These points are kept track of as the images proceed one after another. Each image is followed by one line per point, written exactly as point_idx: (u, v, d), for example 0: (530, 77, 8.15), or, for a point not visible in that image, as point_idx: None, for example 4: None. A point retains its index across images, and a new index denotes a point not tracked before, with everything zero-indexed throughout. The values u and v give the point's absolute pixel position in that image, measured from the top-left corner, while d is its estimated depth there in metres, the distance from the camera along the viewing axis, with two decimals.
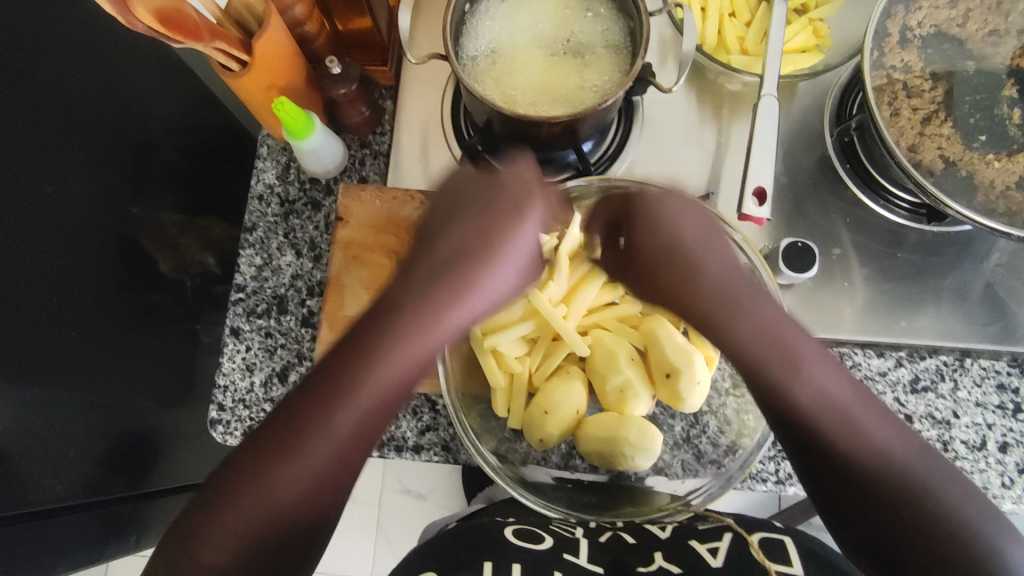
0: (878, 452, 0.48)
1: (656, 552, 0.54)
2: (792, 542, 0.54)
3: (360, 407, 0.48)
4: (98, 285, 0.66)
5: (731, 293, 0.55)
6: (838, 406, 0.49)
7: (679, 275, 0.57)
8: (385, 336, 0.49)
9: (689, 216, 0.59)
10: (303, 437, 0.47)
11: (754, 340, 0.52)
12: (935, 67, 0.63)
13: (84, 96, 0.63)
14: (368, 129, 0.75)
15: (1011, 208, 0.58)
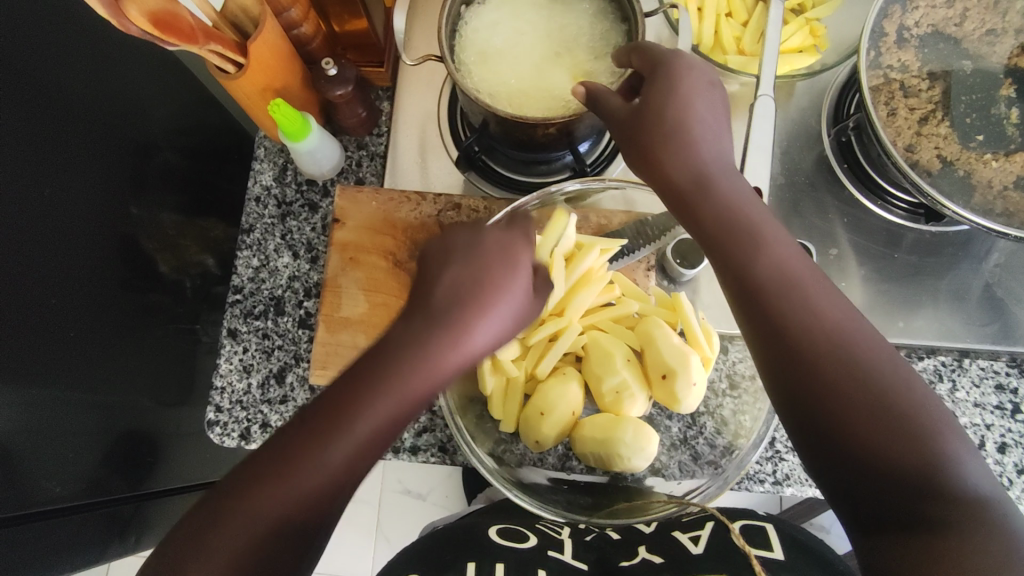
0: (871, 366, 0.39)
1: (640, 545, 0.56)
2: (772, 529, 0.55)
3: (343, 475, 0.38)
4: (97, 286, 0.66)
5: (732, 182, 0.45)
6: (821, 310, 0.41)
7: (674, 144, 0.46)
8: (362, 388, 0.38)
9: (703, 100, 0.47)
10: (279, 500, 0.37)
11: (735, 222, 0.43)
12: (932, 66, 0.63)
13: (83, 97, 0.63)
14: (365, 129, 0.75)
15: (1008, 208, 0.58)
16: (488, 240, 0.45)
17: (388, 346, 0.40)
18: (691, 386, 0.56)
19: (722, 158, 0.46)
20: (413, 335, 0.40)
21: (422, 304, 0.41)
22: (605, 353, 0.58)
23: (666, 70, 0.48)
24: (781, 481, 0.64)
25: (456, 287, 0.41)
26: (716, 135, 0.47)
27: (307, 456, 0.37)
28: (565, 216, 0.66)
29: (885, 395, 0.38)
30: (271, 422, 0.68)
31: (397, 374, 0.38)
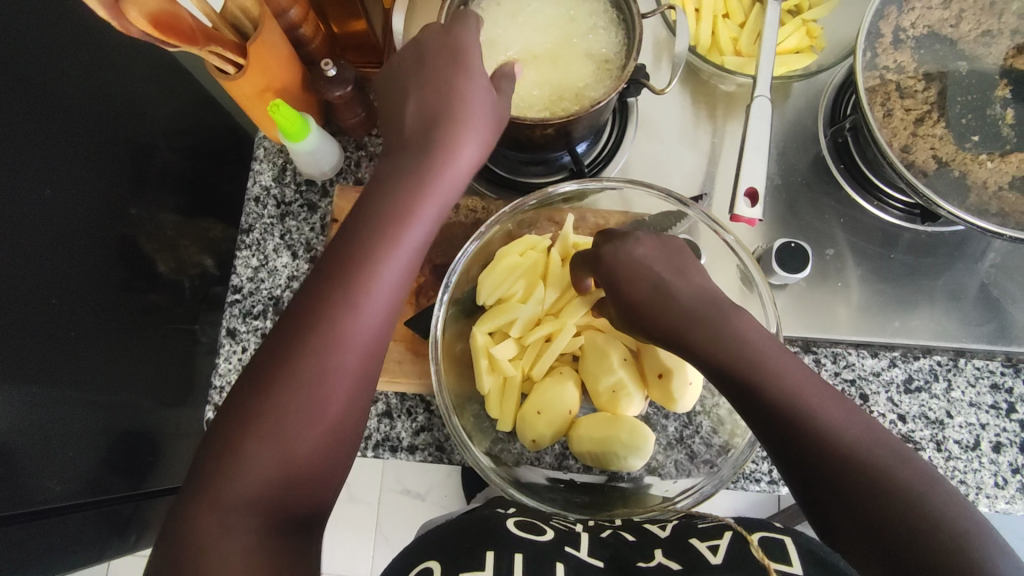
0: (860, 446, 0.41)
1: (656, 550, 0.50)
2: (793, 541, 0.47)
3: (343, 373, 0.43)
4: (97, 285, 0.66)
5: (715, 306, 0.47)
6: (814, 409, 0.42)
7: (644, 289, 0.49)
8: (337, 277, 0.44)
9: (657, 255, 0.51)
10: (277, 404, 0.42)
11: (734, 347, 0.45)
12: (928, 67, 0.63)
13: (83, 97, 0.63)
14: (363, 131, 0.75)
15: (1003, 208, 0.58)
16: (397, 161, 0.48)
17: (351, 234, 0.45)
18: (687, 385, 0.56)
19: (700, 285, 0.49)
20: (369, 222, 0.45)
21: (371, 193, 0.47)
22: (601, 352, 0.58)
23: (616, 248, 0.52)
24: (777, 480, 0.65)
25: (393, 172, 0.47)
26: (682, 266, 0.50)
27: (302, 340, 0.43)
28: (563, 216, 0.67)
29: (873, 465, 0.40)
30: None
31: (360, 260, 0.44)
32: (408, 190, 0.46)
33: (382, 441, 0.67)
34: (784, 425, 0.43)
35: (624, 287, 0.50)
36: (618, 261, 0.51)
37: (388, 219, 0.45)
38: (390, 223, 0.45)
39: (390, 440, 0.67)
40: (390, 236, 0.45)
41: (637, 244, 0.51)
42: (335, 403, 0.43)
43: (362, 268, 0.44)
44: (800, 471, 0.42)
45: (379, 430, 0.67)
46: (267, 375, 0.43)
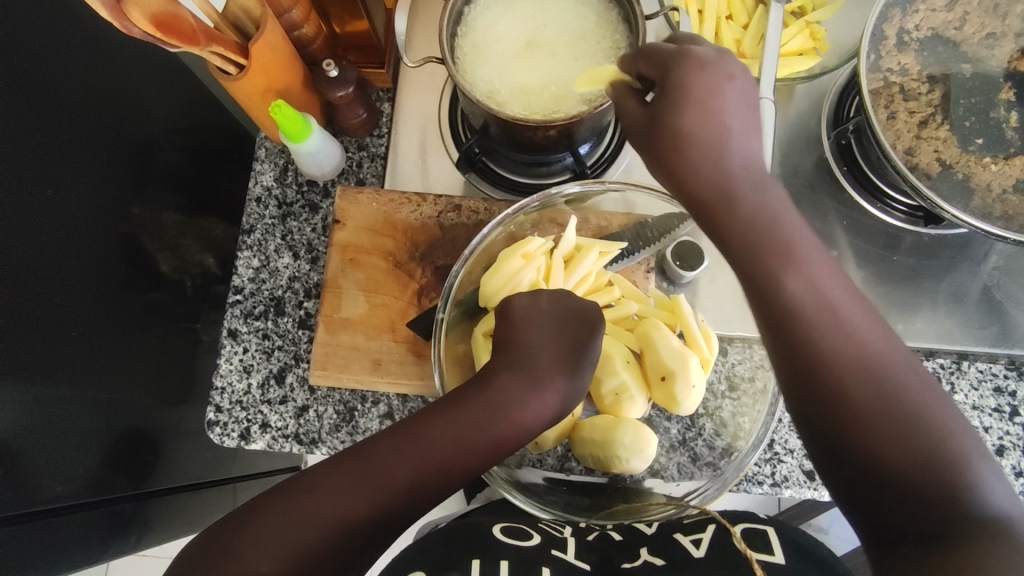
0: (873, 360, 0.39)
1: (641, 548, 0.50)
2: (775, 532, 0.48)
3: (432, 460, 0.45)
4: (99, 285, 0.66)
5: (745, 177, 0.42)
6: (846, 315, 0.40)
7: (711, 160, 0.42)
8: (472, 409, 0.47)
9: (729, 99, 0.42)
10: (373, 476, 0.44)
11: (749, 223, 0.41)
12: (931, 70, 0.63)
13: (84, 96, 0.63)
14: (365, 131, 0.75)
15: (1007, 211, 0.58)
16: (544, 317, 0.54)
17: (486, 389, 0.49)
18: (689, 387, 0.56)
19: (751, 149, 0.43)
20: (498, 404, 0.48)
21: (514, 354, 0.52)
22: (604, 354, 0.58)
23: (687, 60, 0.43)
24: (780, 483, 0.65)
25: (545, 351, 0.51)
26: (727, 125, 0.42)
27: (419, 435, 0.46)
28: (565, 217, 0.67)
29: (867, 368, 0.39)
30: (271, 422, 0.68)
31: (505, 405, 0.48)
32: (524, 376, 0.50)
33: None
34: (808, 313, 0.40)
35: (677, 154, 0.42)
36: (682, 104, 0.42)
37: (520, 401, 0.48)
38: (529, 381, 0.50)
39: None
40: (513, 423, 0.48)
41: (732, 105, 0.43)
42: (407, 477, 0.44)
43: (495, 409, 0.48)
44: (802, 372, 0.41)
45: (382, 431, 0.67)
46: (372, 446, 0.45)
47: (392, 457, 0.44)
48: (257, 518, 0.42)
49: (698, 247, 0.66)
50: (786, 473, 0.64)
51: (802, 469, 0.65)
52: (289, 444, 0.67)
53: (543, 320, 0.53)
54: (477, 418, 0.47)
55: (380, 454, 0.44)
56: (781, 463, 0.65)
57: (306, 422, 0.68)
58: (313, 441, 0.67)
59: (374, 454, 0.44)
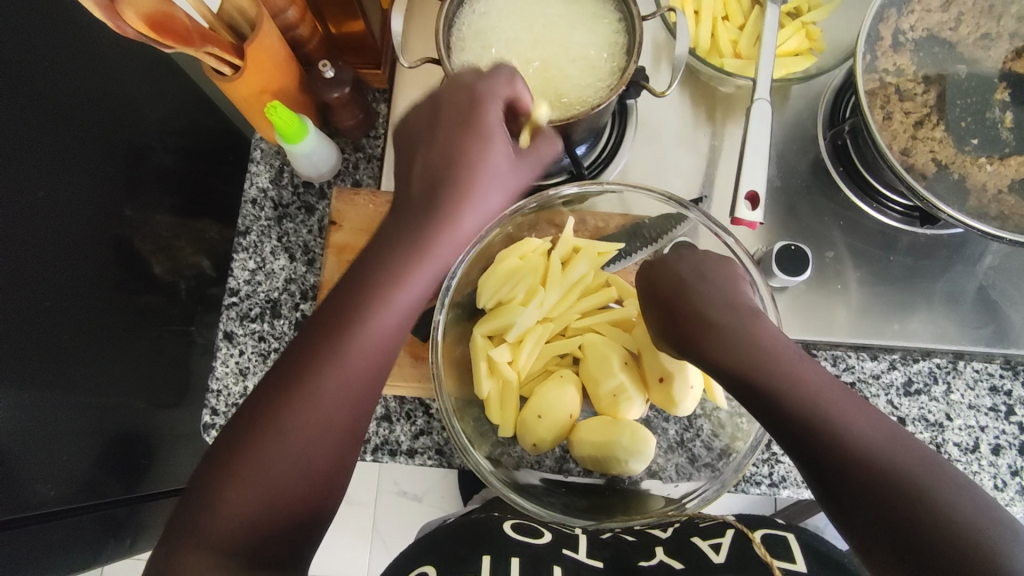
0: (854, 433, 0.42)
1: (656, 548, 0.56)
2: (793, 539, 0.57)
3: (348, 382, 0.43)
4: (92, 287, 0.65)
5: (720, 312, 0.50)
6: (823, 405, 0.44)
7: (688, 309, 0.50)
8: (371, 293, 0.43)
9: (695, 258, 0.54)
10: (290, 423, 0.42)
11: (738, 361, 0.47)
12: (927, 71, 0.63)
13: (76, 97, 0.62)
14: (361, 132, 0.75)
15: (1002, 211, 0.59)
16: (463, 87, 0.47)
17: (375, 268, 0.44)
18: (688, 389, 0.56)
19: (728, 295, 0.51)
20: (441, 162, 0.45)
21: (424, 140, 0.46)
22: (602, 356, 0.58)
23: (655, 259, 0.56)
24: (778, 483, 0.65)
25: (432, 185, 0.45)
26: (702, 277, 0.52)
27: (339, 339, 0.43)
28: (563, 218, 0.67)
29: (854, 446, 0.42)
30: None
31: (393, 289, 0.43)
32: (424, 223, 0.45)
33: (381, 445, 0.66)
34: (803, 416, 0.44)
35: (664, 303, 0.52)
36: (652, 272, 0.54)
37: (429, 240, 0.44)
38: (445, 181, 0.45)
39: (389, 444, 0.67)
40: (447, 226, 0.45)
41: (696, 264, 0.54)
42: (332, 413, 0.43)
43: (392, 281, 0.43)
44: (805, 458, 0.44)
45: (378, 434, 0.67)
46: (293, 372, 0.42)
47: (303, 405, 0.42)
48: (200, 497, 0.42)
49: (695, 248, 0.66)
50: (783, 473, 0.65)
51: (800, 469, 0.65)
52: None
53: (451, 107, 0.46)
54: (390, 323, 0.43)
55: (292, 399, 0.42)
56: (778, 463, 0.65)
57: None
58: None
59: (285, 400, 0.42)
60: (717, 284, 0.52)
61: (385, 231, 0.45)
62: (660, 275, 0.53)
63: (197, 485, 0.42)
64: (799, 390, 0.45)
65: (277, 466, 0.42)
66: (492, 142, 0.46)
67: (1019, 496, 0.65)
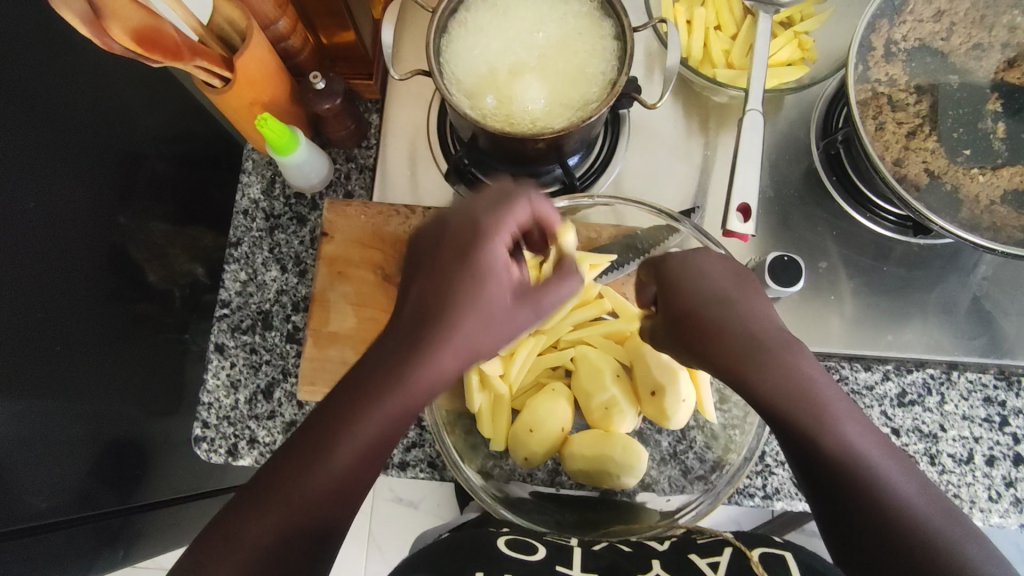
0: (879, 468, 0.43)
1: (653, 561, 0.49)
2: (793, 556, 0.47)
3: (381, 426, 0.42)
4: (85, 297, 0.65)
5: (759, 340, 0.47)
6: (857, 442, 0.44)
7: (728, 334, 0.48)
8: (376, 388, 0.42)
9: (721, 273, 0.52)
10: (325, 453, 0.42)
11: (778, 387, 0.45)
12: (919, 80, 0.63)
13: (68, 106, 0.62)
14: (353, 142, 0.74)
15: (995, 222, 0.59)
16: (462, 223, 0.44)
17: (379, 362, 0.43)
18: (680, 403, 0.56)
19: (761, 315, 0.49)
20: (440, 284, 0.43)
21: (435, 259, 0.44)
22: (593, 369, 0.58)
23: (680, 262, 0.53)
24: (771, 495, 0.64)
25: (427, 300, 0.43)
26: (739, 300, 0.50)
27: (377, 386, 0.42)
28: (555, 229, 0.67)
29: (878, 482, 0.43)
30: (259, 438, 0.67)
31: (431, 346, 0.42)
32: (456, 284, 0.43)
33: None
34: (836, 454, 0.43)
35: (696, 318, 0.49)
36: (683, 285, 0.51)
37: (420, 372, 0.42)
38: (442, 311, 0.43)
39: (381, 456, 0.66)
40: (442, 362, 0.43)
41: (727, 281, 0.51)
42: (361, 457, 0.42)
43: (423, 342, 0.42)
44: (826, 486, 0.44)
45: None
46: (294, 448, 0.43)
47: (337, 441, 0.42)
48: (234, 513, 0.42)
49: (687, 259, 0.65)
50: (776, 485, 0.64)
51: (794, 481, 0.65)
52: None
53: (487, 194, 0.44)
54: (425, 382, 0.43)
55: (328, 434, 0.42)
56: (772, 475, 0.64)
57: None
58: None
59: (322, 434, 0.42)
60: (745, 302, 0.50)
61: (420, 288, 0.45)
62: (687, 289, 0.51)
63: (224, 513, 0.42)
64: (827, 422, 0.44)
65: (306, 492, 0.42)
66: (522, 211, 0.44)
67: (1013, 507, 0.64)
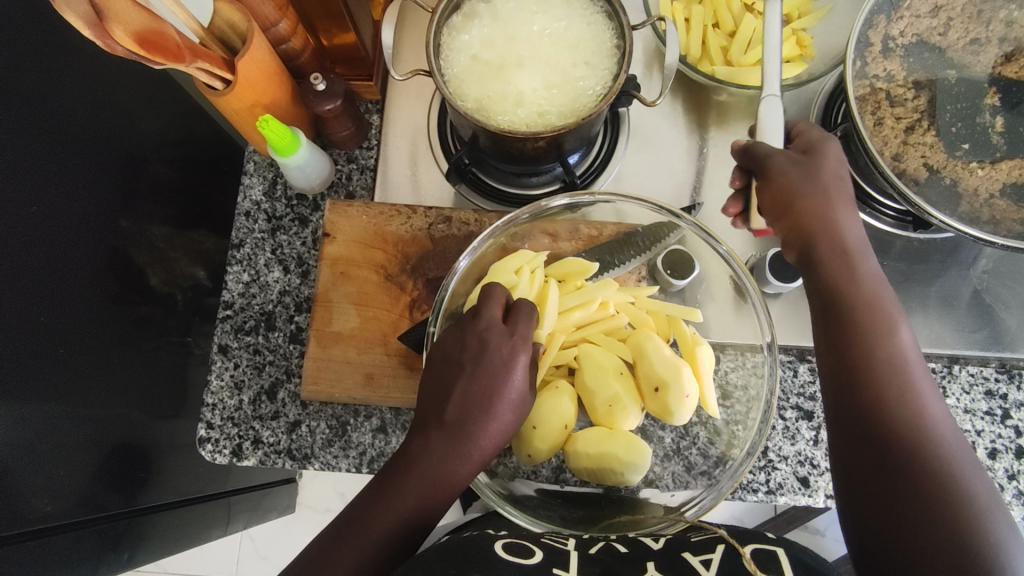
0: (919, 409, 0.47)
1: (649, 562, 0.47)
2: (785, 552, 0.45)
3: (447, 481, 0.49)
4: (89, 300, 0.65)
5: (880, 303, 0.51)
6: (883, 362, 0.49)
7: (857, 298, 0.51)
8: (413, 481, 0.48)
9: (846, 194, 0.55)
10: (400, 498, 0.48)
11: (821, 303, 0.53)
12: (917, 76, 0.63)
13: (70, 111, 0.62)
14: (354, 143, 0.75)
15: (995, 216, 0.59)
16: (490, 340, 0.52)
17: (419, 456, 0.49)
18: (684, 398, 0.55)
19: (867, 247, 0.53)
20: (474, 392, 0.50)
21: (469, 369, 0.51)
22: (598, 365, 0.58)
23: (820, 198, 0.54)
24: (774, 490, 0.64)
25: (466, 406, 0.50)
26: (865, 254, 0.53)
27: (446, 446, 0.49)
28: (556, 227, 0.67)
29: (918, 423, 0.46)
30: (263, 438, 0.67)
31: (490, 417, 0.50)
32: (503, 367, 0.51)
33: (377, 457, 0.66)
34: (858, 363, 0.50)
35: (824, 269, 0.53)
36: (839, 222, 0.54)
37: (453, 468, 0.49)
38: (476, 415, 0.50)
39: (385, 455, 0.66)
40: (469, 460, 0.50)
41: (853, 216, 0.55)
42: (427, 501, 0.49)
43: (486, 415, 0.50)
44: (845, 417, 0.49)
45: (374, 446, 0.67)
46: (338, 532, 0.48)
47: (409, 489, 0.48)
48: (319, 551, 0.48)
49: (688, 256, 0.66)
50: (780, 480, 0.64)
51: (797, 476, 0.65)
52: (281, 459, 0.67)
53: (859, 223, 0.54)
54: (487, 445, 0.50)
55: (403, 483, 0.49)
56: (775, 470, 0.65)
57: (298, 438, 0.67)
58: (305, 456, 0.67)
59: (397, 483, 0.49)
60: (857, 231, 0.54)
61: (484, 368, 0.51)
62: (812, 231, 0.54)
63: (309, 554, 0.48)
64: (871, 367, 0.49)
65: (382, 529, 0.48)
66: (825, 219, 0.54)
67: (1016, 500, 0.64)
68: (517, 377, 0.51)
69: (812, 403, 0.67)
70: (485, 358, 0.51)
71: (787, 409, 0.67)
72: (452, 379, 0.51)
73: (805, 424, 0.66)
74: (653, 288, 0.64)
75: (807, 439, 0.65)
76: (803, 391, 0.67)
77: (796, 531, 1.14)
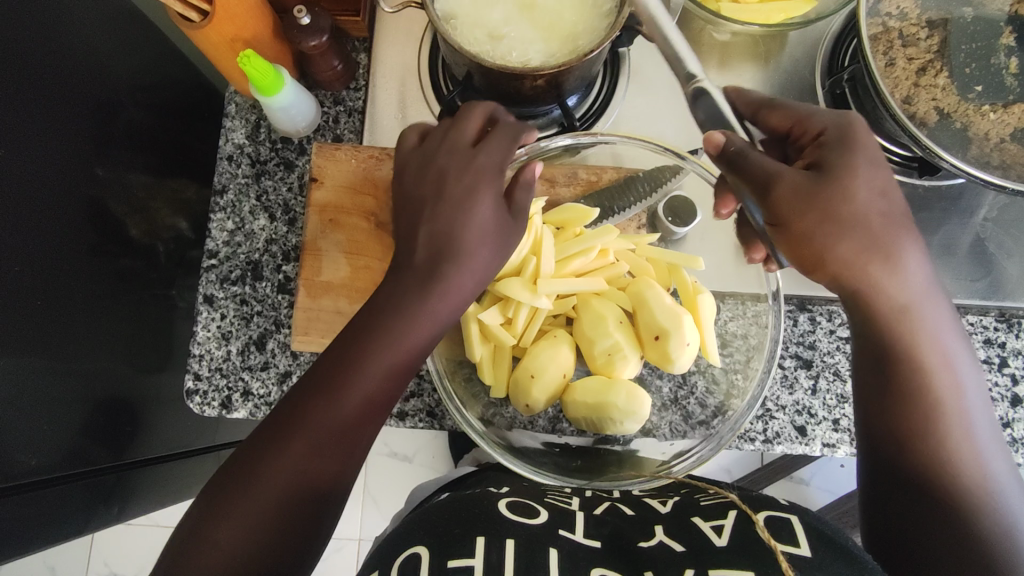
0: (960, 462, 0.47)
1: (657, 526, 0.47)
2: (799, 520, 0.44)
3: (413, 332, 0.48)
4: (64, 250, 0.62)
5: (934, 359, 0.49)
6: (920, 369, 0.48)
7: (909, 357, 0.49)
8: (383, 337, 0.47)
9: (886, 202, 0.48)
10: (368, 358, 0.47)
11: (876, 307, 0.49)
12: (931, 14, 0.61)
13: (34, 47, 0.58)
14: (341, 84, 0.71)
15: (1005, 160, 0.57)
16: (454, 162, 0.51)
17: (387, 303, 0.48)
18: (684, 346, 0.54)
19: (904, 265, 0.49)
20: (441, 221, 0.49)
21: (433, 197, 0.50)
22: (598, 315, 0.56)
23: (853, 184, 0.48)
24: (772, 439, 0.64)
25: (432, 238, 0.49)
26: (921, 307, 0.49)
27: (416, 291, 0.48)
28: (554, 172, 0.65)
29: (936, 440, 0.47)
30: (252, 390, 0.65)
31: (456, 251, 0.49)
32: (465, 196, 0.50)
33: None
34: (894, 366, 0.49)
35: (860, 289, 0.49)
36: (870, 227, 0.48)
37: (422, 313, 0.48)
38: (449, 253, 0.49)
39: None
40: (439, 300, 0.49)
41: (907, 259, 0.48)
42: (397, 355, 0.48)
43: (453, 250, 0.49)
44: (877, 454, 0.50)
45: None
46: (304, 395, 0.46)
47: (378, 349, 0.47)
48: (289, 415, 0.46)
49: (689, 203, 0.64)
50: (778, 429, 0.64)
51: (794, 425, 0.64)
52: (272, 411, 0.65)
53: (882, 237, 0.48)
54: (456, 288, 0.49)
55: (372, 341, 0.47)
56: (773, 419, 0.64)
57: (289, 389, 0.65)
58: None
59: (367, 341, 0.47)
60: (910, 279, 0.49)
61: (450, 198, 0.50)
62: (865, 280, 0.49)
63: (275, 423, 0.46)
64: (918, 419, 0.48)
65: (350, 395, 0.46)
66: (860, 227, 0.48)
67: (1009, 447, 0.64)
68: (481, 210, 0.50)
69: (810, 351, 0.66)
70: (450, 190, 0.50)
71: (786, 357, 0.66)
72: (415, 210, 0.51)
73: (804, 372, 0.65)
74: (655, 235, 0.61)
75: (805, 388, 0.65)
76: (802, 340, 0.66)
77: (781, 480, 1.16)
